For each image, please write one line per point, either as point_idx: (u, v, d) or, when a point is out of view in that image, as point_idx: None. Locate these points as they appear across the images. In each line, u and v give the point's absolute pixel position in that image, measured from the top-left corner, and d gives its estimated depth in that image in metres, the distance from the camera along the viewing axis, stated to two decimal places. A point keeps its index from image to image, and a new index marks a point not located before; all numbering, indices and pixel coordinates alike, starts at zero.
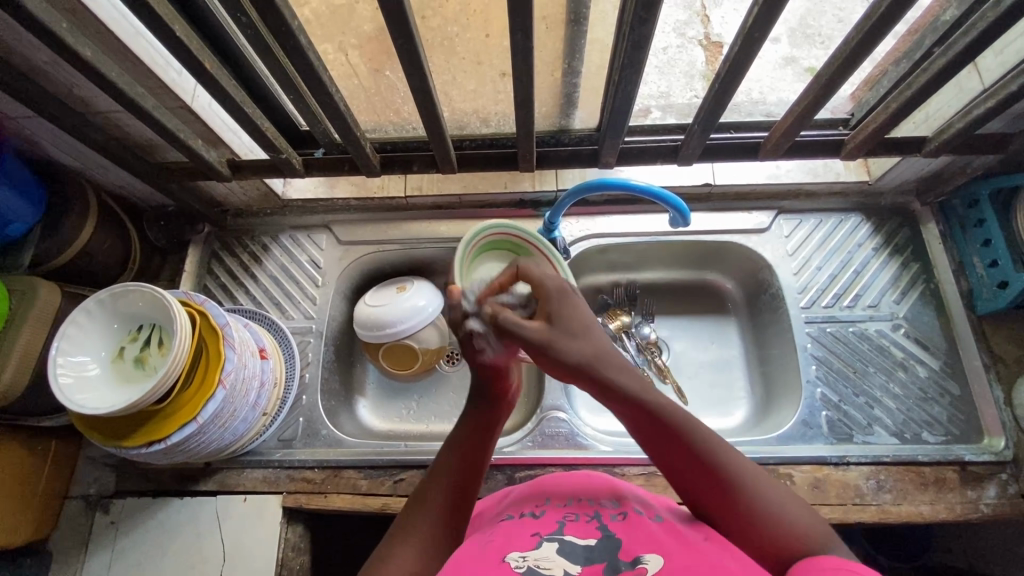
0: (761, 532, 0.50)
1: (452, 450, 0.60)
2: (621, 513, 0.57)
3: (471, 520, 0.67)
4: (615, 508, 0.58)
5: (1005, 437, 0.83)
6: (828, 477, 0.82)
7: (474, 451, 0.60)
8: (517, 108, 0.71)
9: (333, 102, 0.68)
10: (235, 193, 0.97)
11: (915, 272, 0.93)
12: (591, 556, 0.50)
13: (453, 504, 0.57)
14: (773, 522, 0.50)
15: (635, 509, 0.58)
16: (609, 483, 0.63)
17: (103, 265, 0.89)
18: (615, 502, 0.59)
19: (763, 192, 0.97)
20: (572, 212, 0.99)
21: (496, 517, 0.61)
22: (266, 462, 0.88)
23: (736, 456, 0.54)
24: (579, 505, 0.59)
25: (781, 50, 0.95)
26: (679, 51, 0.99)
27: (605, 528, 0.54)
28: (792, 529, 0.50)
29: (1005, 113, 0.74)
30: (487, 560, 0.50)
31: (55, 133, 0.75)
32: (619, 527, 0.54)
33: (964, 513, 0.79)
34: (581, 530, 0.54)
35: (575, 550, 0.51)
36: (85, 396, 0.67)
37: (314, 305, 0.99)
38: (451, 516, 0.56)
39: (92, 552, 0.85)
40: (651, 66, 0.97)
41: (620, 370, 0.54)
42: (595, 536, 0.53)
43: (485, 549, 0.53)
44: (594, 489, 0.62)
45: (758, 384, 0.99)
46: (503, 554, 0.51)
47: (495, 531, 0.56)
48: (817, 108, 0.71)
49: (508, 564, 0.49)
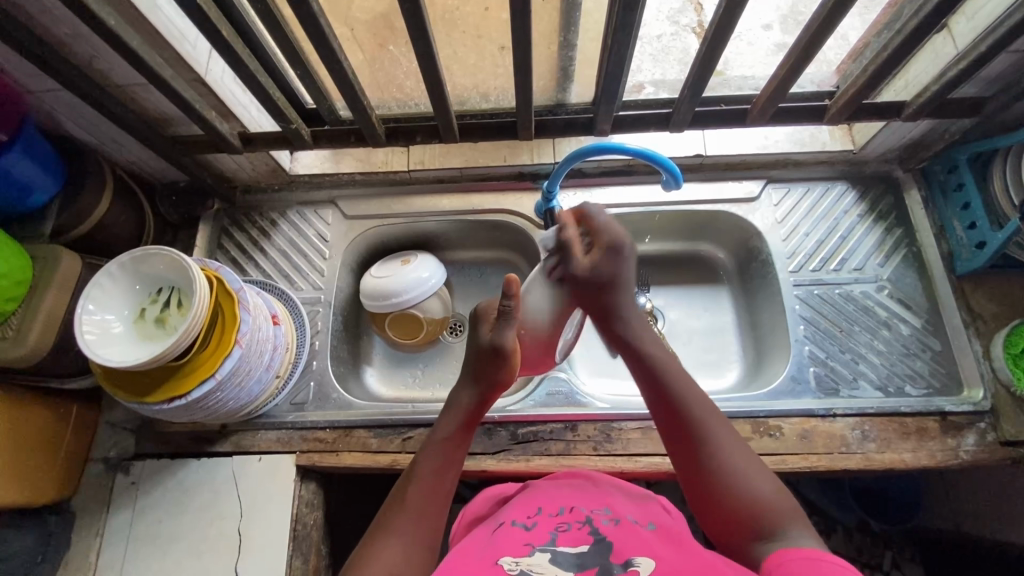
0: (727, 496, 0.61)
1: (425, 457, 0.69)
2: (613, 519, 0.62)
3: (468, 524, 0.74)
4: (608, 515, 0.63)
5: (983, 388, 0.87)
6: (815, 428, 0.86)
7: (449, 455, 0.69)
8: (516, 75, 0.75)
9: (341, 70, 0.72)
10: (244, 168, 1.00)
11: (898, 236, 0.97)
12: (581, 562, 0.56)
13: (427, 503, 0.65)
14: (736, 491, 0.61)
15: (628, 516, 0.64)
16: (601, 492, 0.69)
17: (118, 238, 0.93)
18: (608, 509, 0.65)
19: (753, 162, 1.01)
20: (568, 184, 1.03)
21: (494, 519, 0.67)
22: (280, 423, 0.91)
23: (722, 429, 0.65)
24: (571, 512, 0.64)
25: (773, 37, 0.98)
26: (674, 39, 1.02)
27: (596, 532, 0.60)
28: (760, 500, 0.60)
29: (977, 78, 0.79)
30: (482, 563, 0.57)
31: (74, 106, 0.79)
32: (611, 532, 0.60)
33: (945, 459, 0.83)
34: (573, 538, 0.59)
35: (566, 558, 0.57)
36: (108, 350, 0.71)
37: (322, 276, 1.02)
38: (425, 514, 0.64)
39: (115, 510, 0.88)
40: (644, 54, 1.01)
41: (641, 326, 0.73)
42: (586, 543, 0.58)
43: (481, 554, 0.59)
44: (588, 497, 0.67)
45: (749, 348, 1.03)
46: (497, 557, 0.58)
47: (493, 535, 0.63)
48: (798, 73, 0.75)
49: (502, 568, 0.56)
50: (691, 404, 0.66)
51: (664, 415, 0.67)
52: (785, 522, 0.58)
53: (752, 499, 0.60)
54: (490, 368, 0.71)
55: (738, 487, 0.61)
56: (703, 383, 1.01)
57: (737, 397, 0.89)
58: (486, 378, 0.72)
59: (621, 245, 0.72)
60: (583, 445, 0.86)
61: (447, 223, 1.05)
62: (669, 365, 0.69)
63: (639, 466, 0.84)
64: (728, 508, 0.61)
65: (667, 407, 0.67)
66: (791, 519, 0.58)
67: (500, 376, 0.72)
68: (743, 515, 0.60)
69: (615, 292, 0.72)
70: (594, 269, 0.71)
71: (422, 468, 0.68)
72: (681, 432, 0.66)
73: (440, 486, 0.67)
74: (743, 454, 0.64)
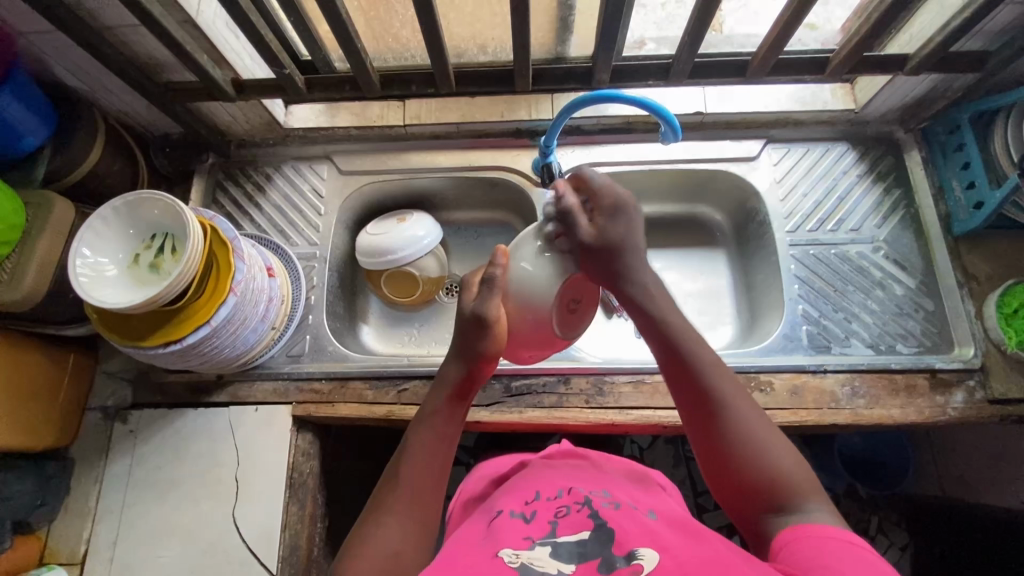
0: (743, 470, 0.59)
1: (419, 432, 0.66)
2: (613, 504, 0.63)
3: (465, 505, 0.77)
4: (607, 500, 0.63)
5: (974, 347, 0.87)
6: (805, 384, 0.87)
7: (443, 430, 0.66)
8: (513, 20, 0.73)
9: (334, 8, 0.70)
10: (238, 120, 0.99)
11: (896, 198, 0.97)
12: (584, 552, 0.56)
13: (423, 480, 0.63)
14: (757, 465, 0.58)
15: (628, 501, 0.64)
16: (598, 477, 0.69)
17: (112, 187, 0.92)
18: (607, 494, 0.65)
19: (753, 121, 1.00)
20: (566, 142, 1.02)
21: (491, 505, 0.67)
22: (276, 374, 0.92)
23: (738, 398, 0.62)
24: (568, 497, 0.64)
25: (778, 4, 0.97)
26: (680, 6, 0.97)
27: (596, 518, 0.60)
28: (780, 474, 0.57)
29: (981, 30, 0.77)
30: (483, 558, 0.57)
31: (64, 48, 0.77)
32: (611, 518, 0.60)
33: (932, 415, 0.84)
34: (573, 526, 0.59)
35: (567, 549, 0.57)
36: (102, 293, 0.71)
37: (317, 232, 1.02)
38: (423, 493, 0.62)
39: (113, 457, 0.90)
40: (647, 21, 0.98)
41: (653, 289, 0.67)
42: (587, 529, 0.58)
43: (481, 547, 0.59)
44: (586, 481, 0.68)
45: (744, 309, 1.03)
46: (497, 550, 0.57)
47: (490, 526, 0.62)
48: (800, 20, 0.73)
49: (501, 560, 0.55)
50: (707, 372, 0.62)
51: (679, 382, 0.64)
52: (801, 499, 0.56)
53: (769, 472, 0.57)
54: (473, 339, 0.66)
55: (758, 463, 0.58)
56: None
57: (728, 352, 0.90)
58: (471, 351, 0.67)
59: (622, 208, 0.67)
60: (575, 398, 0.87)
61: (443, 179, 1.05)
62: (688, 336, 0.65)
63: (631, 419, 0.85)
64: (745, 481, 0.58)
65: (683, 379, 0.63)
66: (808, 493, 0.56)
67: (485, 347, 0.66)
68: (759, 488, 0.57)
69: (625, 256, 0.66)
70: (602, 235, 0.66)
71: (418, 441, 0.65)
72: (696, 399, 0.62)
73: (439, 460, 0.65)
74: (764, 426, 0.61)
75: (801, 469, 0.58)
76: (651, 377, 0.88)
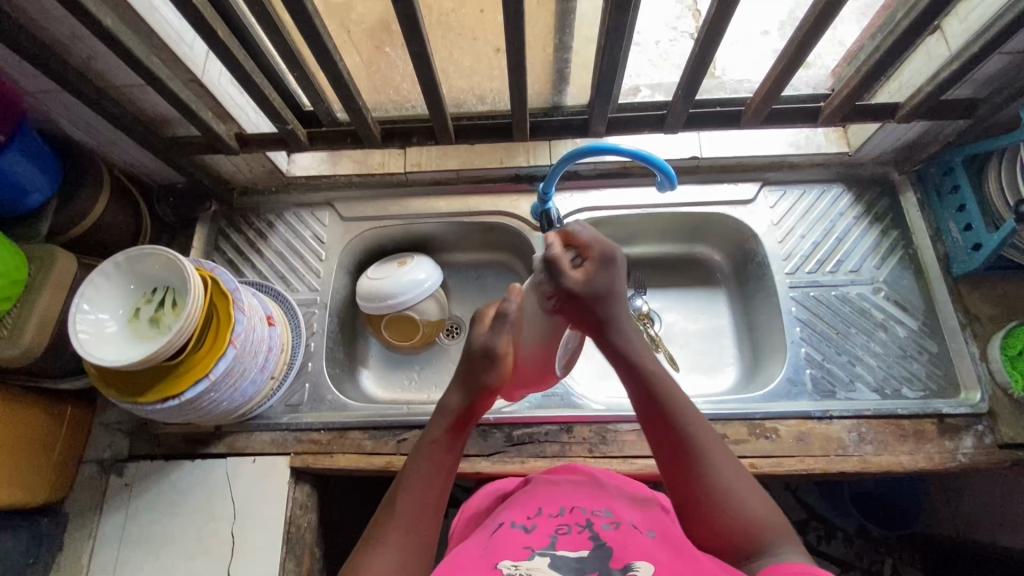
0: (715, 519, 0.57)
1: (419, 460, 0.64)
2: (614, 524, 0.61)
3: (468, 524, 0.74)
4: (608, 518, 0.62)
5: (981, 390, 0.86)
6: (812, 430, 0.85)
7: (445, 458, 0.64)
8: (509, 77, 0.75)
9: (337, 70, 0.72)
10: (241, 169, 1.00)
11: (894, 238, 0.97)
12: (581, 567, 0.55)
13: (420, 511, 0.61)
14: (733, 511, 0.57)
15: (629, 520, 0.62)
16: (601, 492, 0.67)
17: (117, 238, 0.93)
18: (608, 512, 0.63)
19: (748, 164, 1.01)
20: (564, 186, 1.03)
21: (493, 520, 0.66)
22: (275, 425, 0.91)
23: (709, 436, 0.61)
24: (570, 515, 0.62)
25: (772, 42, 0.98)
26: (672, 44, 0.98)
27: (596, 539, 0.58)
28: (752, 520, 0.56)
29: (971, 79, 0.79)
30: (482, 567, 0.56)
31: (72, 107, 0.79)
32: (611, 537, 0.58)
33: (942, 461, 0.83)
34: (573, 543, 0.58)
35: (566, 563, 0.55)
36: (102, 350, 0.71)
37: (318, 278, 1.02)
38: (423, 522, 0.60)
39: (108, 512, 0.88)
40: (640, 58, 1.02)
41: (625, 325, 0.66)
42: (586, 548, 0.57)
43: (480, 556, 0.58)
44: (589, 497, 0.66)
45: (746, 350, 1.03)
46: (497, 561, 0.56)
47: (492, 537, 0.61)
48: (792, 71, 0.74)
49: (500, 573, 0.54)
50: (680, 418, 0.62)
51: (654, 427, 0.63)
52: (774, 539, 0.55)
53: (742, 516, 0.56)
54: (475, 369, 0.67)
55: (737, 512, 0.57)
56: (701, 386, 1.01)
57: (732, 399, 0.88)
58: (474, 381, 0.67)
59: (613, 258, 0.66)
60: (578, 447, 0.86)
61: (443, 225, 1.05)
62: (661, 378, 0.64)
63: (635, 468, 0.83)
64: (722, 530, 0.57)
65: (654, 415, 0.63)
66: (778, 535, 0.56)
67: (489, 377, 0.67)
68: (733, 537, 0.56)
69: (612, 306, 0.66)
70: (590, 283, 0.65)
71: (415, 473, 0.63)
72: (672, 447, 0.61)
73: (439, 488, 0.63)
74: (741, 476, 0.59)
75: (775, 514, 0.57)
76: None
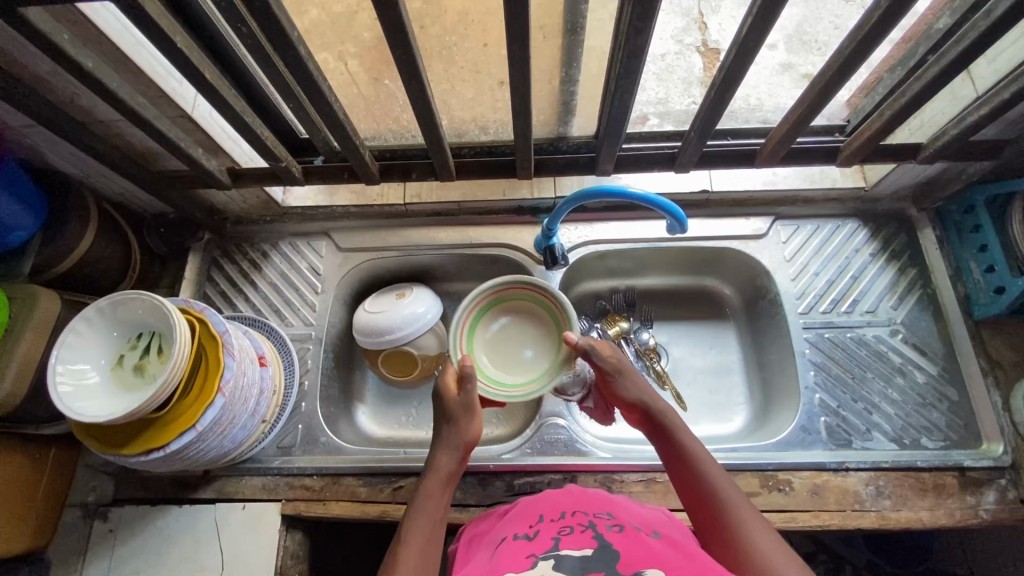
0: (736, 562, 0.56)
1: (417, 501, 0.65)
2: (617, 526, 0.58)
3: (469, 539, 0.69)
4: (610, 521, 0.59)
5: (1004, 441, 0.83)
6: (826, 483, 0.82)
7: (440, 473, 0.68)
8: (514, 118, 0.72)
9: (332, 111, 0.69)
10: (235, 201, 0.98)
11: (912, 277, 0.94)
12: (587, 566, 0.51)
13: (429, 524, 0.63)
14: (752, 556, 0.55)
15: (632, 523, 0.59)
16: (605, 499, 0.65)
17: (105, 272, 0.90)
18: (611, 515, 0.61)
19: (759, 199, 0.98)
20: (570, 218, 1.00)
21: (492, 537, 0.62)
22: (265, 469, 0.87)
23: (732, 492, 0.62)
24: (572, 519, 0.60)
25: (778, 57, 0.95)
26: (677, 58, 1.00)
27: (601, 539, 0.55)
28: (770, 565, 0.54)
29: (997, 121, 0.75)
30: None
31: (57, 141, 0.76)
32: (615, 538, 0.56)
33: (964, 519, 0.79)
34: (576, 543, 0.55)
35: (571, 562, 0.52)
36: (83, 404, 0.67)
37: (314, 312, 0.99)
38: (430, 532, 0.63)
39: (91, 560, 0.84)
40: (647, 74, 0.98)
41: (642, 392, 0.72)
42: (590, 546, 0.54)
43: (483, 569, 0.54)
44: (592, 503, 0.63)
45: (756, 390, 0.99)
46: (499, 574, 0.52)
47: (494, 552, 0.58)
48: (814, 116, 0.71)
49: None
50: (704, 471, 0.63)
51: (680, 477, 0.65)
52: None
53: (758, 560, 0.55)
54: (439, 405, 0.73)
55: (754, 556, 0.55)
56: (709, 427, 0.97)
57: (745, 447, 0.85)
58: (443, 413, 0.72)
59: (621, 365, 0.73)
60: None
61: (444, 257, 1.02)
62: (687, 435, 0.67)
63: None
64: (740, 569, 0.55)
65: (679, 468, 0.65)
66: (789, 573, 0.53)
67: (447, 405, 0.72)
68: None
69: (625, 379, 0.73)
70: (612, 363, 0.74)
71: (414, 524, 0.63)
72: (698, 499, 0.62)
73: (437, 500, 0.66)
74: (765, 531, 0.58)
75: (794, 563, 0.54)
76: (663, 476, 0.83)
